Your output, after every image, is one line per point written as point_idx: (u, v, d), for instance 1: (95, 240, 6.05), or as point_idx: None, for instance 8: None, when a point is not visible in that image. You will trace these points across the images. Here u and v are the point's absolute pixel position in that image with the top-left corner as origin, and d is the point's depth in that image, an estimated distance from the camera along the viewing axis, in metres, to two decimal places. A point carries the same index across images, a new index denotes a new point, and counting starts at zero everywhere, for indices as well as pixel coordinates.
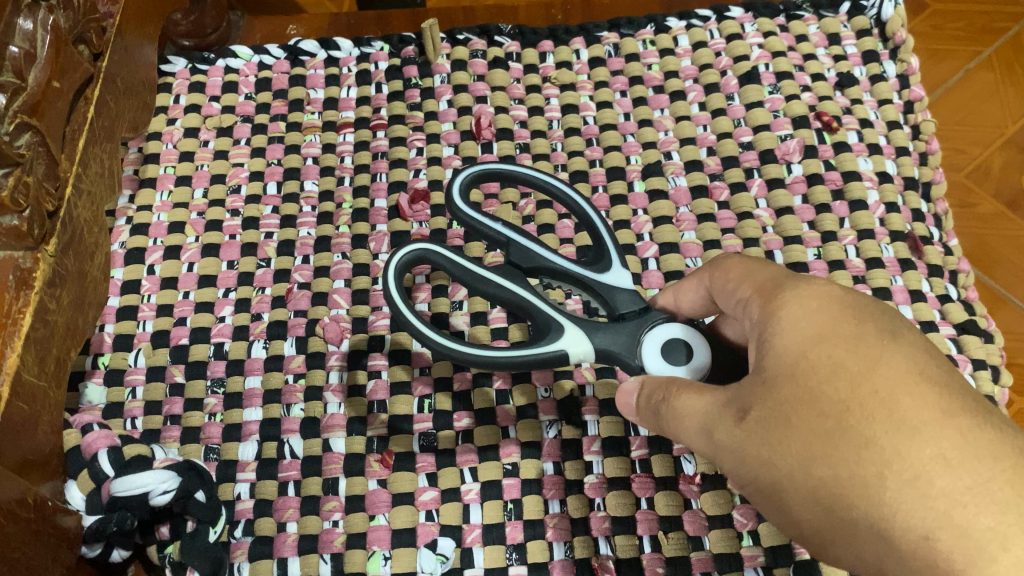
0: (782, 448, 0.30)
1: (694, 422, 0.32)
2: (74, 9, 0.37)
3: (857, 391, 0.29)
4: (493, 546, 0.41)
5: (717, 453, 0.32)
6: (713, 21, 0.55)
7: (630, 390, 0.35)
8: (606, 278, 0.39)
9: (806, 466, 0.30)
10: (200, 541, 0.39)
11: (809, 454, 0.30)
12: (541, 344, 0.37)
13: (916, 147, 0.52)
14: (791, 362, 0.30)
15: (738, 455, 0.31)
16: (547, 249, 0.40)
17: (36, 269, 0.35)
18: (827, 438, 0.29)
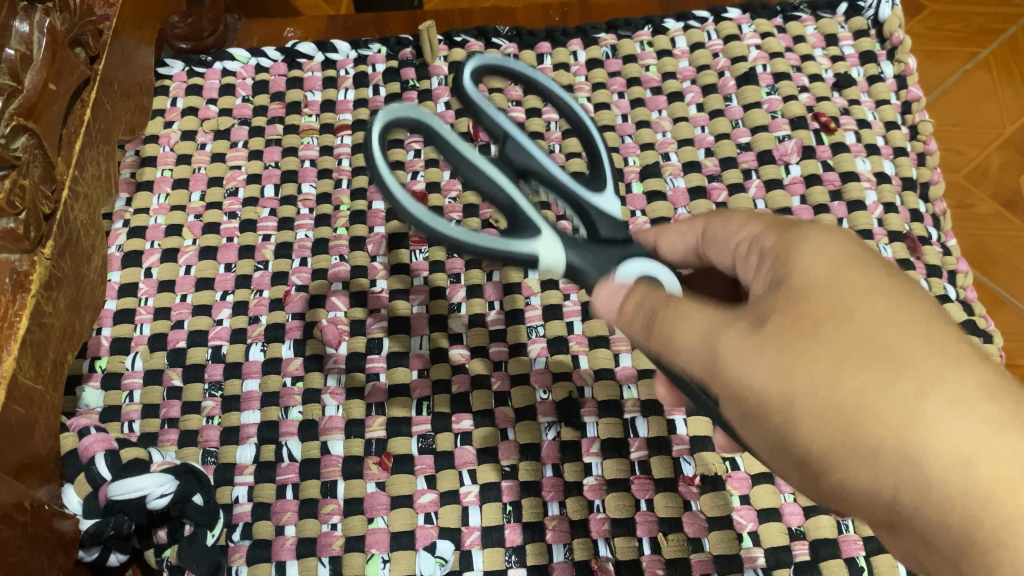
0: (813, 362, 0.28)
1: (693, 325, 0.29)
2: (70, 11, 0.37)
3: (892, 320, 0.28)
4: (492, 549, 0.41)
5: (717, 359, 0.29)
6: (711, 22, 0.55)
7: (613, 288, 0.32)
8: (599, 201, 0.34)
9: (835, 379, 0.28)
10: (198, 545, 0.38)
11: (840, 370, 0.28)
12: (506, 245, 0.31)
13: (914, 147, 0.52)
14: (812, 286, 0.29)
15: (743, 356, 0.29)
16: (545, 156, 0.34)
17: (33, 273, 0.35)
18: (865, 361, 0.28)
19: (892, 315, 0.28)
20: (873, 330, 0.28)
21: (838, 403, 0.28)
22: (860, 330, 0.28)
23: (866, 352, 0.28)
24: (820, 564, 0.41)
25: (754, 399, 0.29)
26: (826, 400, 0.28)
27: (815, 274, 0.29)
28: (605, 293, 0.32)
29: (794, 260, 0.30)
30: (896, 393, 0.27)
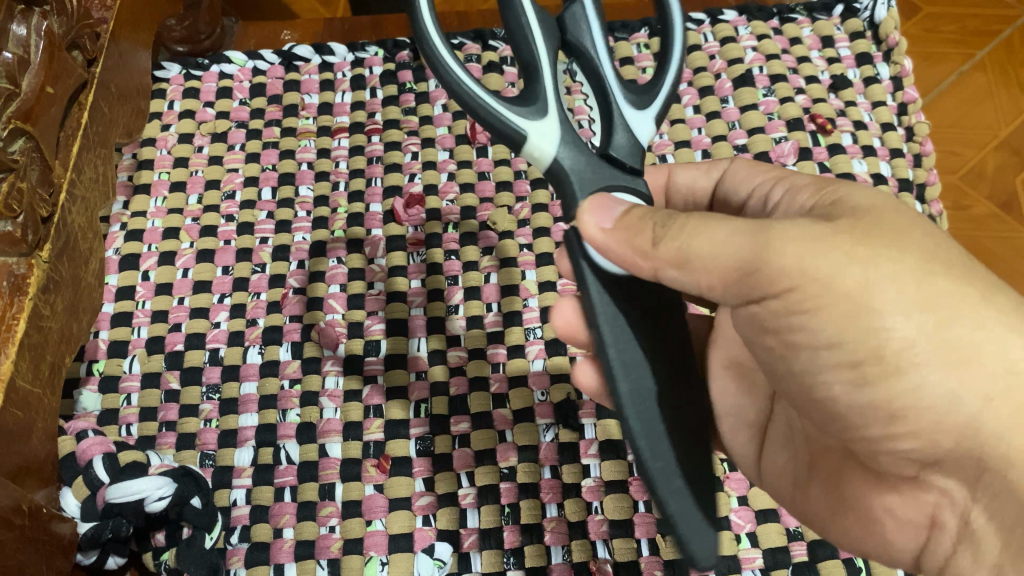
0: (899, 253, 0.31)
1: (725, 229, 0.31)
2: (67, 15, 0.37)
3: (940, 237, 0.32)
4: (491, 551, 0.41)
5: (762, 249, 0.30)
6: (707, 24, 0.55)
7: (607, 204, 0.32)
8: (626, 113, 0.34)
9: (916, 270, 0.30)
10: (195, 547, 0.39)
11: (922, 266, 0.31)
12: (508, 112, 0.32)
13: (911, 149, 0.52)
14: (850, 207, 0.33)
15: (802, 243, 0.30)
16: (603, 47, 0.34)
17: (31, 276, 0.35)
18: (932, 262, 0.31)
19: (940, 236, 0.32)
20: (934, 242, 0.32)
21: (922, 292, 0.30)
22: (927, 239, 0.32)
23: (938, 256, 0.31)
24: (819, 564, 0.41)
25: (822, 279, 0.30)
26: (907, 291, 0.30)
27: (854, 201, 0.34)
28: (597, 209, 0.32)
29: (828, 196, 0.35)
30: (971, 298, 0.31)
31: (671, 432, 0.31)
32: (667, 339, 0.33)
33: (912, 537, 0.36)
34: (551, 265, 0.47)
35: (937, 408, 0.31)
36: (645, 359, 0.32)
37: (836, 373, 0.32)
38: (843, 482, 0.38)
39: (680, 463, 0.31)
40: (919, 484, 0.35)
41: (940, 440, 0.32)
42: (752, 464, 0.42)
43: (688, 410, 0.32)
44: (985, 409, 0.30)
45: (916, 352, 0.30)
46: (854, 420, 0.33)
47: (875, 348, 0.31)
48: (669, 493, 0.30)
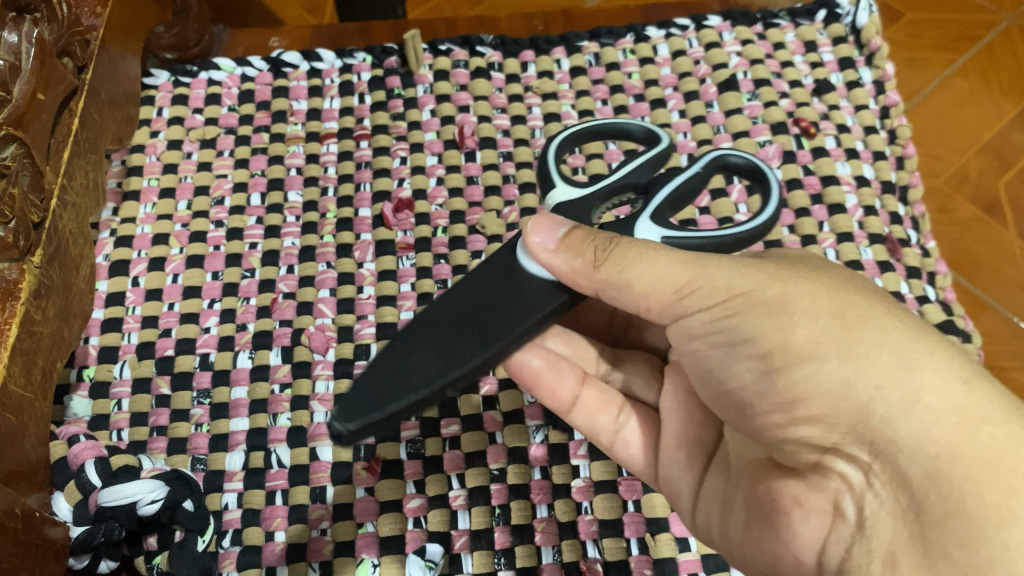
0: (818, 277, 0.35)
1: (666, 258, 0.35)
2: (58, 22, 0.37)
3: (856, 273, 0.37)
4: (482, 552, 0.41)
5: (699, 274, 0.35)
6: (692, 30, 0.56)
7: (551, 226, 0.36)
8: (638, 226, 0.39)
9: (833, 288, 0.34)
10: (188, 550, 0.39)
11: (838, 286, 0.35)
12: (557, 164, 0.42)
13: (893, 151, 0.52)
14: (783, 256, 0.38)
15: (735, 266, 0.35)
16: (663, 199, 0.40)
17: (22, 281, 0.35)
18: (848, 286, 0.35)
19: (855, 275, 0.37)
20: (848, 276, 0.36)
21: (835, 302, 0.34)
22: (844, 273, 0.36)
23: (849, 283, 0.35)
24: None
25: (745, 293, 0.35)
26: (823, 297, 0.34)
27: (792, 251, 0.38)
28: (542, 229, 0.36)
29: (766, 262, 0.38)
30: (877, 309, 0.34)
31: (428, 344, 0.36)
32: (500, 315, 0.36)
33: (816, 527, 0.34)
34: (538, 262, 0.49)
35: (834, 393, 0.32)
36: (464, 307, 0.37)
37: (751, 362, 0.35)
38: (760, 477, 0.37)
39: (407, 359, 0.35)
40: (821, 470, 0.34)
41: (836, 421, 0.33)
42: (690, 491, 0.41)
43: (459, 351, 0.35)
44: (877, 396, 0.32)
45: (817, 346, 0.33)
46: (757, 405, 0.35)
47: (781, 342, 0.34)
48: (379, 364, 0.35)
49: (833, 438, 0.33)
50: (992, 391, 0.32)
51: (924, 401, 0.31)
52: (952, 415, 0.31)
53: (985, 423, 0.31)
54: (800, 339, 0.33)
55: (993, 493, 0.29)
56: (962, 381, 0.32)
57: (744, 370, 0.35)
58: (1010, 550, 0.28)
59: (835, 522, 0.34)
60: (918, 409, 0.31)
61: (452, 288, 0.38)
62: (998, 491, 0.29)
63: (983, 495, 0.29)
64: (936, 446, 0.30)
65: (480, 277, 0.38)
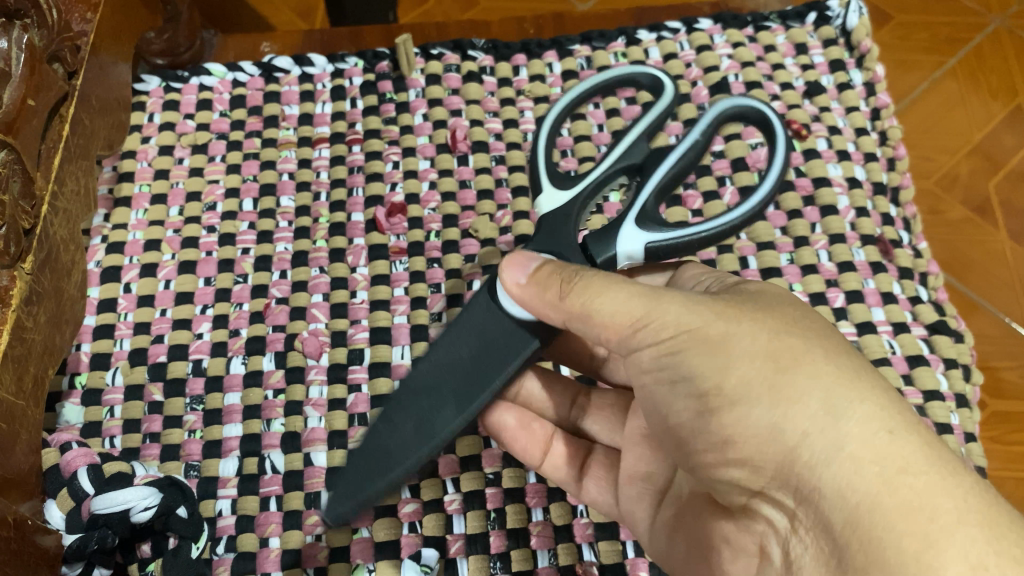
0: (760, 317, 0.35)
1: (626, 290, 0.35)
2: (47, 27, 0.37)
3: (810, 312, 0.36)
4: (477, 556, 0.41)
5: (652, 308, 0.35)
6: (683, 32, 0.56)
7: (524, 263, 0.36)
8: (621, 228, 0.39)
9: (773, 329, 0.34)
10: (183, 557, 0.39)
11: (780, 327, 0.34)
12: (545, 168, 0.41)
13: (885, 153, 0.53)
14: (739, 291, 0.37)
15: (684, 302, 0.35)
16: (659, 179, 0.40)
17: (14, 287, 0.34)
18: (794, 327, 0.34)
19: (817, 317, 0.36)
20: (802, 313, 0.36)
21: (772, 344, 0.34)
22: (798, 312, 0.35)
23: (799, 323, 0.35)
24: None
25: (692, 328, 0.34)
26: (759, 341, 0.34)
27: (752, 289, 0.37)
28: (513, 266, 0.36)
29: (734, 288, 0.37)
30: (814, 353, 0.33)
31: (410, 416, 0.36)
32: (478, 373, 0.37)
33: (744, 566, 0.36)
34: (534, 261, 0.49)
35: (763, 437, 0.33)
36: (447, 368, 0.37)
37: (688, 401, 0.35)
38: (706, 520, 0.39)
39: (390, 432, 0.36)
40: (750, 512, 0.35)
41: (761, 465, 0.33)
42: (646, 525, 0.41)
43: (440, 418, 0.36)
44: (803, 442, 0.32)
45: (749, 388, 0.33)
46: (694, 443, 0.36)
47: (717, 383, 0.34)
48: (366, 442, 0.36)
49: (759, 482, 0.34)
50: (919, 442, 0.31)
51: (848, 450, 0.31)
52: (873, 463, 0.30)
53: (905, 473, 0.30)
54: (732, 383, 0.33)
55: (911, 542, 0.29)
56: (888, 432, 0.31)
57: (682, 406, 0.36)
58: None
59: (763, 562, 0.35)
60: (841, 457, 0.31)
61: (435, 346, 0.38)
62: (916, 541, 0.29)
63: (903, 544, 0.29)
64: (857, 494, 0.30)
65: (463, 331, 0.38)
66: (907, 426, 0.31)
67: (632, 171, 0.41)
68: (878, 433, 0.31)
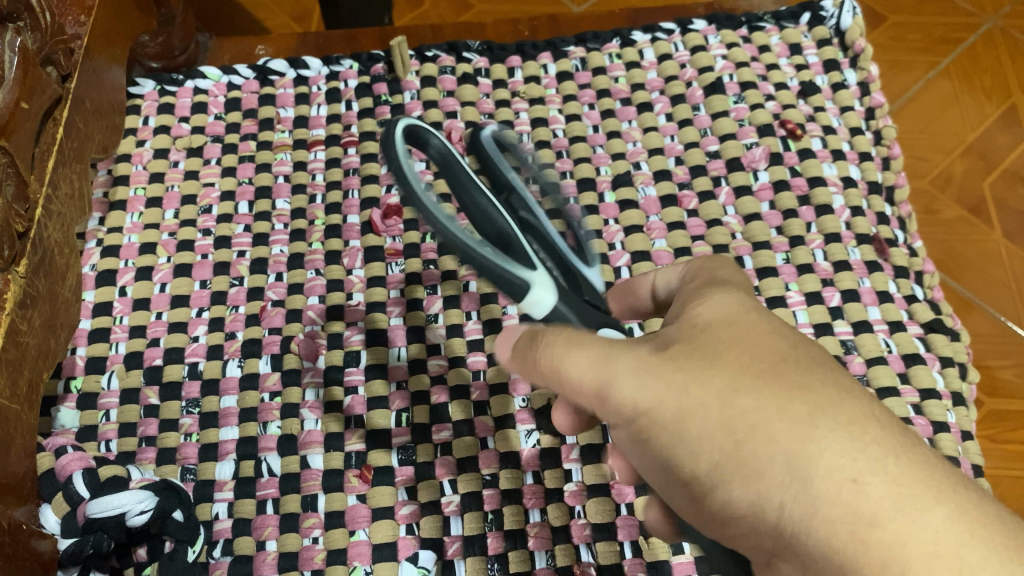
0: (714, 375, 0.27)
1: (581, 355, 0.29)
2: (41, 30, 0.37)
3: (795, 355, 0.27)
4: (475, 557, 0.41)
5: (603, 370, 0.28)
6: (677, 34, 0.56)
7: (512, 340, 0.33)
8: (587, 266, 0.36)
9: (731, 385, 0.26)
10: (179, 562, 0.38)
11: (729, 384, 0.27)
12: (514, 265, 0.32)
13: (879, 152, 0.53)
14: (689, 322, 0.29)
15: (637, 371, 0.28)
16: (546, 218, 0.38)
17: (8, 291, 0.34)
18: (746, 375, 0.27)
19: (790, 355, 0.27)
20: (757, 351, 0.27)
21: (723, 413, 0.26)
22: (750, 355, 0.27)
23: (753, 370, 0.27)
24: None
25: (642, 410, 0.28)
26: (711, 412, 0.27)
27: (715, 323, 0.28)
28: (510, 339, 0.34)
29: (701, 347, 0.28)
30: (766, 411, 0.26)
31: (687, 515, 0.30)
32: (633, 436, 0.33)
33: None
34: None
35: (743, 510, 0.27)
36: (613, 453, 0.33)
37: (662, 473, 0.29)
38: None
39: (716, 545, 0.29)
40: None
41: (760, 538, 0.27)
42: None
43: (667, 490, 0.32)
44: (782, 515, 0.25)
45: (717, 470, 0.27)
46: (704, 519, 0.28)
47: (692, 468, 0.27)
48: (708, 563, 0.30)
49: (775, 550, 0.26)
50: (888, 482, 0.24)
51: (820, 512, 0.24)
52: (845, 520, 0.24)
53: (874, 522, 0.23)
54: (705, 470, 0.27)
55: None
56: (852, 483, 0.24)
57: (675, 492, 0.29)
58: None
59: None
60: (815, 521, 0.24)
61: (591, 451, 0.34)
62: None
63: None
64: (841, 553, 0.24)
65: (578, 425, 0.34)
66: (878, 464, 0.24)
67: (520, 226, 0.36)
68: (842, 486, 0.24)
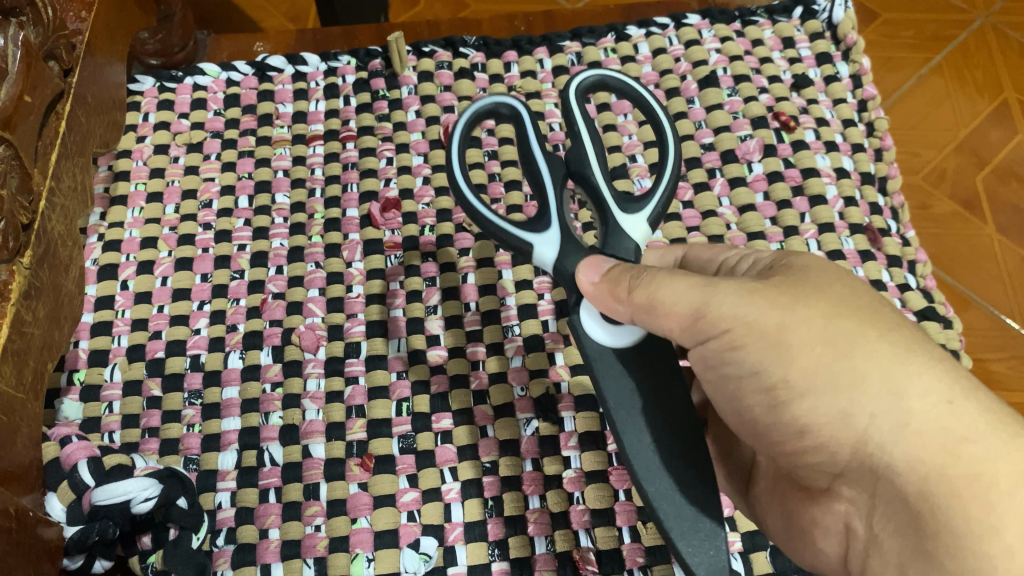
0: (817, 303, 0.35)
1: (683, 284, 0.35)
2: (44, 25, 0.38)
3: (856, 287, 0.36)
4: (476, 543, 0.41)
5: (708, 299, 0.35)
6: (671, 28, 0.56)
7: (598, 263, 0.37)
8: (620, 220, 0.39)
9: (829, 313, 0.35)
10: (183, 548, 0.39)
11: (831, 309, 0.35)
12: (608, 185, 0.40)
13: (871, 144, 0.53)
14: (787, 269, 0.37)
15: (741, 295, 0.35)
16: (547, 186, 0.40)
17: (13, 281, 0.35)
18: (841, 309, 0.35)
19: (876, 301, 0.36)
20: (849, 292, 0.36)
21: (827, 330, 0.34)
22: (843, 292, 0.36)
23: (847, 304, 0.35)
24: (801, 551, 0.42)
25: (748, 320, 0.35)
26: (815, 327, 0.34)
27: (811, 275, 0.37)
28: (589, 266, 0.36)
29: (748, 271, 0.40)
30: (866, 334, 0.34)
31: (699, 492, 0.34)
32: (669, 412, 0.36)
33: (835, 544, 0.37)
34: (529, 290, 0.48)
35: (834, 424, 0.34)
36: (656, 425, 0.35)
37: (757, 396, 0.36)
38: (792, 504, 0.39)
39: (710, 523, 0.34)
40: (830, 494, 0.36)
41: (837, 452, 0.34)
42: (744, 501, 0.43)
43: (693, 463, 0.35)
44: (872, 423, 0.33)
45: (815, 379, 0.34)
46: (772, 435, 0.36)
47: (783, 376, 0.34)
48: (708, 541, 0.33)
49: (838, 466, 0.35)
50: (982, 410, 0.33)
51: (913, 425, 0.32)
52: (935, 436, 0.32)
53: (968, 441, 0.32)
54: (795, 375, 0.34)
55: (975, 510, 0.31)
56: (948, 403, 0.33)
57: (755, 403, 0.36)
58: (993, 559, 0.30)
59: (849, 539, 0.36)
60: (906, 433, 0.32)
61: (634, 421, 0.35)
62: (978, 505, 0.31)
63: (968, 511, 0.31)
64: (925, 467, 0.32)
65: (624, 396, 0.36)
66: (970, 395, 0.33)
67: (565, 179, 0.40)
68: (938, 405, 0.33)
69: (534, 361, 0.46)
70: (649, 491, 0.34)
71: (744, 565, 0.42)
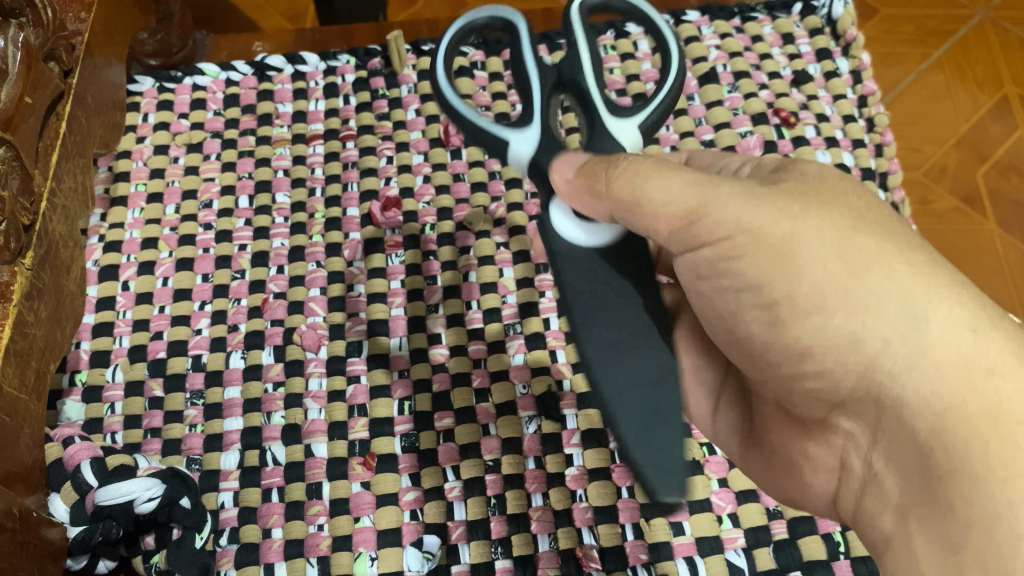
0: (827, 212, 0.34)
1: (678, 180, 0.34)
2: (45, 26, 0.38)
3: (873, 203, 0.36)
4: (478, 542, 0.41)
5: (707, 201, 0.34)
6: (671, 24, 0.56)
7: (573, 158, 0.36)
8: (608, 123, 0.38)
9: (842, 223, 0.34)
10: (187, 549, 0.39)
11: (847, 223, 0.34)
12: (599, 90, 0.38)
13: (871, 139, 0.53)
14: (793, 176, 0.36)
15: (743, 198, 0.34)
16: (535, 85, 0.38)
17: (14, 282, 0.35)
18: (856, 223, 0.34)
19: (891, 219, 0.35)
20: (866, 204, 0.35)
21: (841, 246, 0.33)
22: (858, 206, 0.35)
23: (863, 218, 0.34)
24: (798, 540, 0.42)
25: (751, 228, 0.34)
26: (830, 246, 0.33)
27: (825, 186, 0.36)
28: (565, 162, 0.36)
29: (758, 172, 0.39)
30: (886, 250, 0.33)
31: (655, 397, 0.34)
32: (632, 318, 0.35)
33: (825, 480, 0.38)
34: (530, 288, 0.48)
35: (842, 347, 0.33)
36: (616, 330, 0.35)
37: (757, 312, 0.35)
38: (781, 437, 0.40)
39: (663, 428, 0.33)
40: (828, 426, 0.37)
41: (840, 377, 0.34)
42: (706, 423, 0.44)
43: (657, 369, 0.34)
44: (885, 349, 0.32)
45: (824, 298, 0.33)
46: (769, 357, 0.36)
47: (789, 292, 0.34)
48: (655, 444, 0.32)
49: (839, 393, 0.35)
50: (1006, 339, 0.32)
51: (931, 354, 0.32)
52: (957, 369, 0.31)
53: (992, 374, 0.31)
54: (806, 289, 0.33)
55: (999, 451, 0.29)
56: (972, 329, 0.32)
57: (752, 321, 0.36)
58: (1013, 505, 0.28)
59: (840, 476, 0.37)
60: (924, 362, 0.32)
61: (592, 322, 0.35)
62: (1002, 447, 0.29)
63: (989, 456, 0.29)
64: (941, 402, 0.31)
65: (586, 296, 0.35)
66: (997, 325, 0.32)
67: (553, 80, 0.39)
68: (963, 334, 0.32)
69: (535, 359, 0.46)
70: (605, 389, 0.34)
71: (747, 561, 0.42)
